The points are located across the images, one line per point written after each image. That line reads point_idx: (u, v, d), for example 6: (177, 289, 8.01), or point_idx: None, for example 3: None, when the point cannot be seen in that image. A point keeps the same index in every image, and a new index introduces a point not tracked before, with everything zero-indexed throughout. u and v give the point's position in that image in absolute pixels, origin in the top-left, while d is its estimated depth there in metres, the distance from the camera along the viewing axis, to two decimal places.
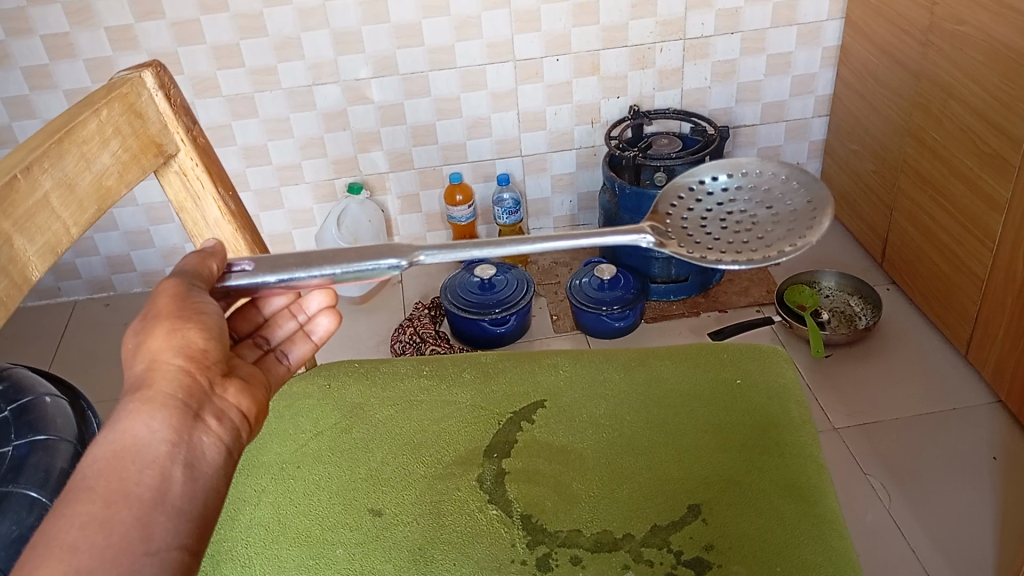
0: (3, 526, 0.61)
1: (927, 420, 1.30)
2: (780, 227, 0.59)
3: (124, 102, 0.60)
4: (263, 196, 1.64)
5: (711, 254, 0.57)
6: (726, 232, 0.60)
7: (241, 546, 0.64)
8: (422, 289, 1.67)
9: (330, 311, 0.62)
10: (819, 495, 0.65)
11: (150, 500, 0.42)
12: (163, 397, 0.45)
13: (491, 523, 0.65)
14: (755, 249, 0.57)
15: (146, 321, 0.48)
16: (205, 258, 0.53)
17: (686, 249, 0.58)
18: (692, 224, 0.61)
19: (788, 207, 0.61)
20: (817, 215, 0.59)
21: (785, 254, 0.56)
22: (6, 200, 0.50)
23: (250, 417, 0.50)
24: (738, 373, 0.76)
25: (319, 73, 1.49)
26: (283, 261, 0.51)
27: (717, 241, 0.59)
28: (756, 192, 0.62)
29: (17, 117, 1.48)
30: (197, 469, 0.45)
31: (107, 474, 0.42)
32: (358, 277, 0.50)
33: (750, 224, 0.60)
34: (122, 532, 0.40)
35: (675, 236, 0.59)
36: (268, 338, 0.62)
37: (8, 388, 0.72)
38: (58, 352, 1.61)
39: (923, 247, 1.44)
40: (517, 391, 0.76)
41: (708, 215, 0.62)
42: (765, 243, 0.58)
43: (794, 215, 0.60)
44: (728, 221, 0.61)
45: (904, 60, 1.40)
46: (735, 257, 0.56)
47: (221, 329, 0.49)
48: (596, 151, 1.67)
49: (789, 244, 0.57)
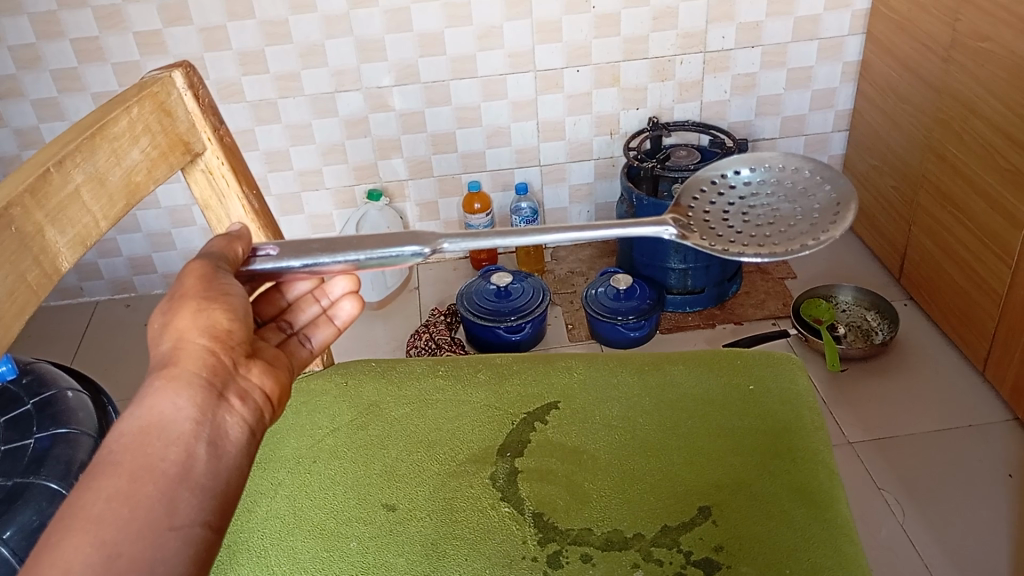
0: (24, 515, 0.67)
1: (943, 435, 1.30)
2: (803, 221, 0.60)
3: (154, 101, 0.61)
4: (284, 201, 1.66)
5: (733, 248, 0.58)
6: (748, 226, 0.61)
7: (258, 536, 0.66)
8: (439, 295, 1.68)
9: (353, 296, 0.63)
10: (830, 499, 0.66)
11: (175, 476, 0.43)
12: (188, 375, 0.46)
13: (503, 520, 0.65)
14: (777, 243, 0.58)
15: (173, 301, 0.49)
16: (231, 242, 0.54)
17: (708, 243, 0.59)
18: (716, 218, 0.62)
19: (811, 203, 0.62)
20: (839, 211, 0.59)
21: (808, 248, 0.56)
22: (39, 192, 0.52)
23: (272, 399, 0.51)
24: (751, 379, 0.77)
25: (341, 80, 1.51)
26: (308, 246, 0.53)
27: (738, 235, 0.60)
28: (778, 186, 0.63)
29: (46, 118, 1.51)
30: (221, 446, 0.46)
31: (133, 449, 0.43)
32: (381, 263, 0.52)
33: (772, 219, 0.61)
34: (147, 506, 0.41)
35: (697, 230, 0.60)
36: (291, 321, 0.63)
37: (31, 380, 0.78)
38: (80, 350, 1.63)
39: (942, 262, 1.44)
40: (531, 392, 0.77)
41: (729, 209, 0.63)
42: (787, 238, 0.59)
43: (817, 211, 0.61)
44: (750, 215, 0.62)
45: (926, 76, 1.40)
46: (758, 251, 0.57)
47: (245, 312, 0.51)
48: (614, 162, 1.68)
49: (812, 240, 0.57)
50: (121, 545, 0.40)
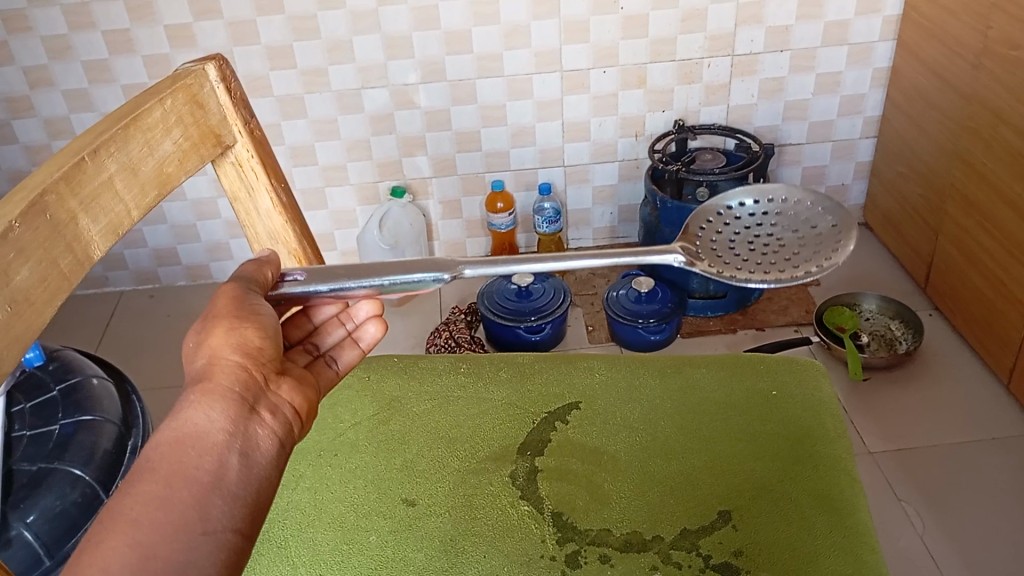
0: (47, 500, 0.68)
1: (968, 449, 1.28)
2: (805, 249, 0.65)
3: (187, 92, 0.62)
4: (308, 195, 1.67)
5: (740, 273, 0.62)
6: (753, 254, 0.65)
7: (278, 528, 0.66)
8: (459, 294, 1.68)
9: (377, 319, 0.64)
10: (853, 507, 0.65)
11: (208, 482, 0.42)
12: (222, 389, 0.46)
13: (522, 518, 0.65)
14: (782, 270, 0.63)
15: (207, 321, 0.50)
16: (261, 266, 0.56)
17: (716, 269, 0.63)
18: (723, 245, 0.66)
19: (812, 230, 0.67)
20: (840, 238, 0.65)
21: (811, 273, 0.61)
22: (73, 180, 0.52)
23: (302, 414, 0.51)
24: (774, 386, 0.76)
25: (367, 77, 1.52)
26: (334, 271, 0.55)
27: (744, 262, 0.65)
28: (782, 217, 0.69)
29: (76, 110, 1.53)
30: (252, 458, 0.45)
31: (169, 457, 0.42)
32: (403, 288, 0.54)
33: (777, 246, 0.66)
34: (181, 511, 0.40)
35: (705, 257, 0.64)
36: (317, 344, 0.63)
37: (58, 366, 0.79)
38: (105, 337, 1.65)
39: (967, 272, 1.42)
40: (553, 391, 0.77)
41: (735, 238, 0.67)
42: (791, 265, 0.64)
43: (818, 238, 0.66)
44: (755, 244, 0.67)
45: (956, 83, 1.38)
46: (764, 276, 0.62)
47: (275, 331, 0.51)
48: (639, 164, 1.67)
49: (815, 266, 0.63)
50: (155, 547, 0.39)
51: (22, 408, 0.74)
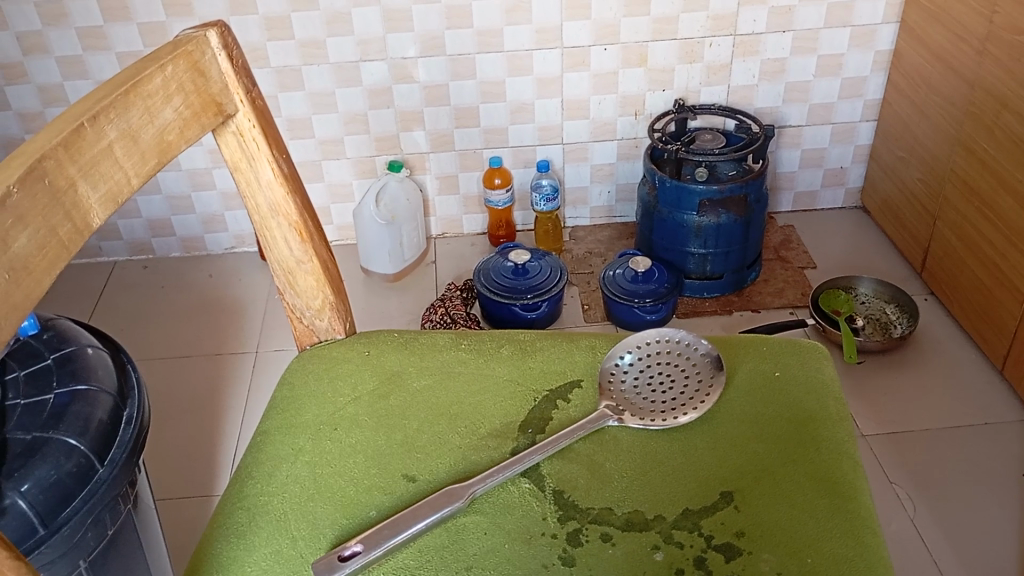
0: (42, 469, 0.67)
1: (958, 432, 1.29)
2: (690, 378, 0.71)
3: (188, 59, 0.61)
4: (304, 168, 1.64)
5: (657, 415, 0.68)
6: (654, 390, 0.70)
7: (277, 501, 0.63)
8: (455, 270, 1.67)
9: None
10: (853, 490, 0.61)
11: None
12: None
13: (523, 496, 0.61)
14: (686, 404, 0.68)
15: None
16: None
17: (641, 416, 0.68)
18: (617, 388, 0.71)
19: (692, 359, 0.72)
20: (713, 367, 0.71)
21: (702, 406, 0.68)
22: (72, 146, 0.51)
23: None
24: (775, 367, 0.72)
25: (365, 50, 1.50)
26: None
27: (654, 402, 0.69)
28: (664, 349, 0.73)
29: (70, 76, 1.51)
30: None
31: None
32: None
33: (668, 380, 0.71)
34: None
35: (627, 406, 0.69)
36: None
37: (52, 336, 0.78)
38: (97, 307, 1.64)
39: (965, 257, 1.42)
40: (554, 368, 0.73)
41: (638, 377, 0.71)
42: (688, 396, 0.69)
43: (696, 365, 0.72)
44: (653, 380, 0.71)
45: (959, 68, 1.37)
46: (672, 415, 0.68)
47: None
48: (638, 143, 1.66)
49: (702, 397, 0.69)
50: None
51: (16, 376, 0.74)
